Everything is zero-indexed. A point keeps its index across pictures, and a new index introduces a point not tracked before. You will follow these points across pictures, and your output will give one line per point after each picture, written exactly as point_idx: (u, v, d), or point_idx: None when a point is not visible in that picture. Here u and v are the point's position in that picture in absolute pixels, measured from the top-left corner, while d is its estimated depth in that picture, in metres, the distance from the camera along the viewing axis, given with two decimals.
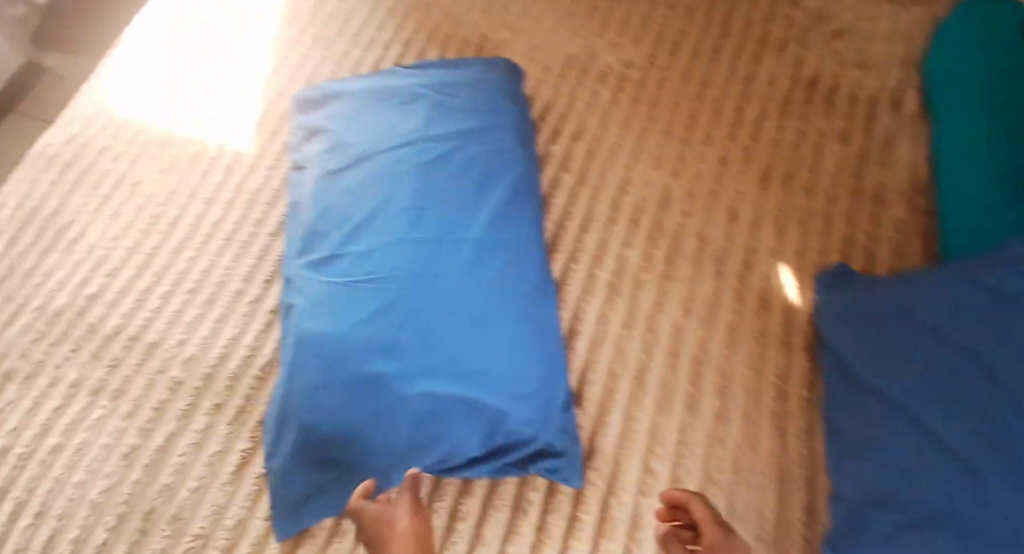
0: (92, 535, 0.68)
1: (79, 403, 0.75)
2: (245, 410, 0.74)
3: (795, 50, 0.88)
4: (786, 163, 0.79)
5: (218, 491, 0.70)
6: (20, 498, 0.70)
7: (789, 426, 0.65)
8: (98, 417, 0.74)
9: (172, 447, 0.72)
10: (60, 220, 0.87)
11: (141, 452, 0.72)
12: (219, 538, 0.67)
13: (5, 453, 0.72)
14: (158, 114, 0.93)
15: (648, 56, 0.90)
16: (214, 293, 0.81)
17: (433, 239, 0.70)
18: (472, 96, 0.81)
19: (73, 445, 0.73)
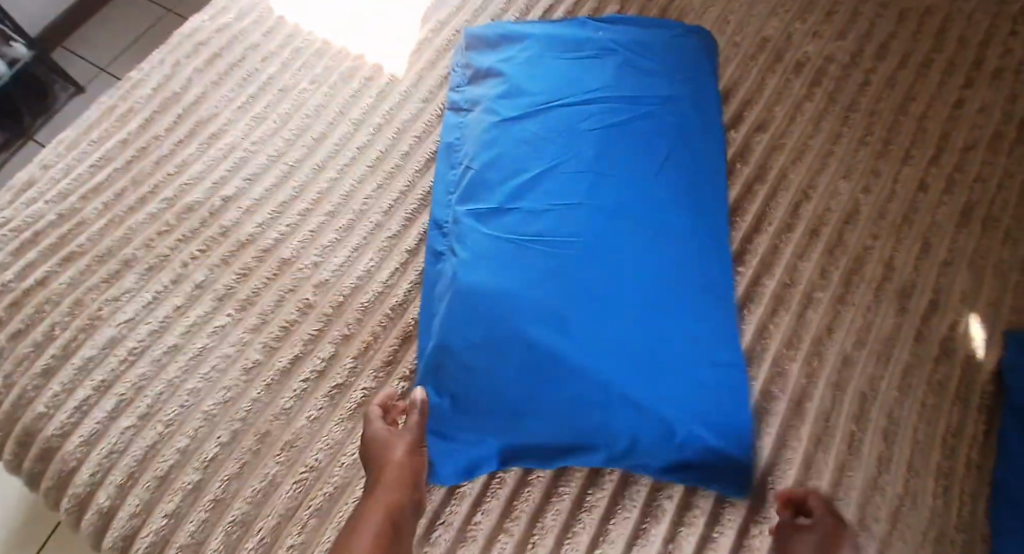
0: (204, 447, 0.67)
1: (203, 306, 0.74)
2: (371, 346, 0.71)
3: (1014, 80, 0.80)
4: (990, 203, 0.73)
5: (336, 427, 0.67)
6: (125, 396, 0.69)
7: (956, 487, 0.60)
8: (223, 324, 0.73)
9: (297, 369, 0.70)
10: (202, 111, 0.84)
11: (264, 369, 0.70)
12: (333, 476, 0.65)
13: (118, 345, 0.71)
14: (318, 21, 0.90)
15: (849, 55, 0.82)
16: (353, 220, 0.77)
17: (614, 210, 0.65)
18: (665, 62, 0.75)
19: (192, 349, 0.71)
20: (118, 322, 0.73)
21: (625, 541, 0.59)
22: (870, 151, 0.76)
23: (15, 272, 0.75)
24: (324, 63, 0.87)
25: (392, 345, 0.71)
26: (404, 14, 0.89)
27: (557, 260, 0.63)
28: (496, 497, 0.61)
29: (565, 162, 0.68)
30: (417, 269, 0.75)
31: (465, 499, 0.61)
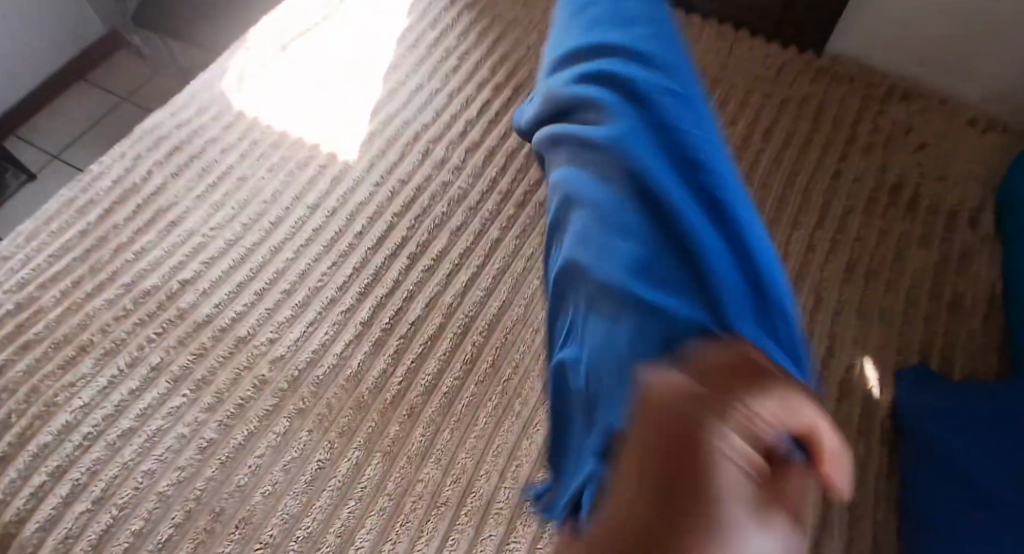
0: (159, 528, 0.69)
1: (158, 389, 0.77)
2: (325, 419, 0.76)
3: (881, 155, 0.94)
4: (870, 259, 0.85)
5: (292, 499, 0.71)
6: (80, 480, 0.71)
7: (860, 510, 0.69)
8: (177, 406, 0.76)
9: (252, 446, 0.74)
10: (161, 201, 0.90)
11: (218, 447, 0.74)
12: (289, 549, 0.68)
13: (71, 432, 0.74)
14: (273, 112, 0.97)
15: (743, 137, 0.96)
16: (309, 297, 0.83)
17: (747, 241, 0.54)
18: None
19: (147, 431, 0.74)
20: (74, 407, 0.75)
21: None
22: (767, 219, 0.88)
23: None
24: (280, 152, 0.94)
25: (346, 416, 0.76)
26: (356, 105, 0.97)
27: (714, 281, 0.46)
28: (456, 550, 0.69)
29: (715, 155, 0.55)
30: (370, 340, 0.80)
31: None
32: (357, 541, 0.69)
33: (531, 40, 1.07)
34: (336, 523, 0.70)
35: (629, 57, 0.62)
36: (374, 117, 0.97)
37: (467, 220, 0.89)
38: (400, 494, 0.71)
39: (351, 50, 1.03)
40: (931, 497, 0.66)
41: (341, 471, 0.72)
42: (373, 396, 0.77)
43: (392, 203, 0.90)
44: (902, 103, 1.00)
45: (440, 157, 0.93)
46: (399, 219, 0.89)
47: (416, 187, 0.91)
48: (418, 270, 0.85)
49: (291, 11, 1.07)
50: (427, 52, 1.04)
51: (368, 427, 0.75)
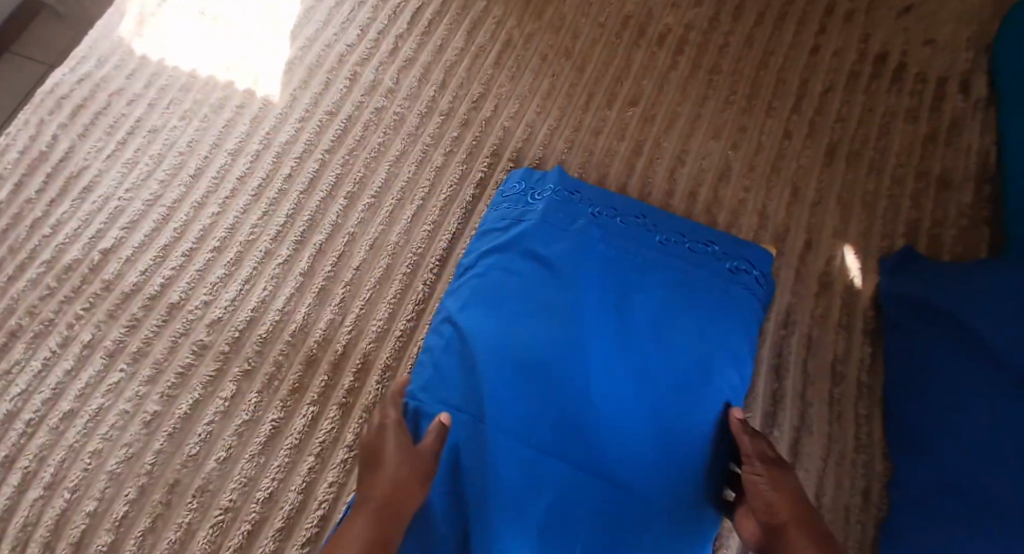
0: (114, 506, 0.67)
1: (94, 366, 0.73)
2: (275, 379, 0.72)
3: (863, 23, 0.84)
4: (852, 140, 0.77)
5: (247, 462, 0.68)
6: (31, 467, 0.69)
7: (844, 407, 0.66)
8: (116, 381, 0.72)
9: (198, 416, 0.71)
10: (71, 166, 0.82)
11: (164, 419, 0.71)
12: (251, 512, 0.66)
13: (15, 419, 0.71)
14: (180, 50, 0.86)
15: (710, 19, 0.85)
16: (241, 253, 0.77)
17: None
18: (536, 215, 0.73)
19: (90, 410, 0.71)
20: (12, 395, 0.72)
21: None
22: (737, 109, 0.79)
23: None
24: (193, 96, 0.84)
25: (296, 373, 0.72)
26: (272, 34, 0.87)
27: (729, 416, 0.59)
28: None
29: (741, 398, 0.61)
30: (313, 293, 0.75)
31: None
32: (318, 496, 0.67)
33: None
34: (296, 480, 0.67)
35: (676, 279, 0.64)
36: (294, 43, 0.86)
37: (408, 148, 0.80)
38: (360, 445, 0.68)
39: None
40: (906, 394, 0.62)
41: (297, 428, 0.69)
42: (322, 349, 0.72)
43: (321, 138, 0.81)
44: None
45: (372, 80, 0.84)
46: (331, 155, 0.80)
47: (348, 117, 0.82)
48: (358, 211, 0.78)
49: None
50: None
51: (320, 381, 0.71)
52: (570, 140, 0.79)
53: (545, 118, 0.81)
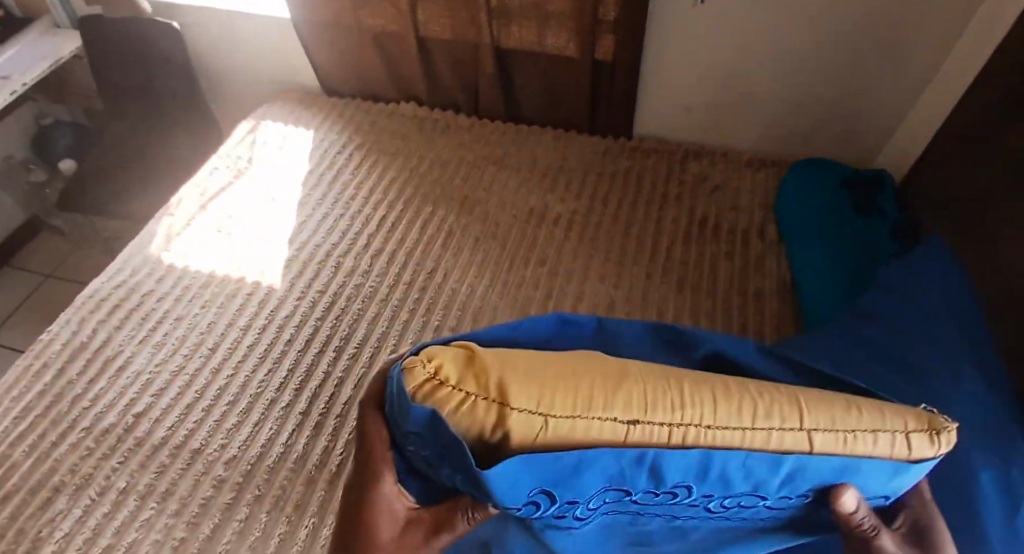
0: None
1: (128, 507, 0.85)
2: (282, 498, 0.85)
3: (689, 200, 1.23)
4: (693, 277, 1.11)
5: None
6: None
7: None
8: (147, 517, 0.84)
9: (218, 537, 0.82)
10: (108, 352, 1.02)
11: (189, 542, 0.81)
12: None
13: None
14: (197, 258, 1.14)
15: (586, 206, 1.23)
16: (252, 402, 0.95)
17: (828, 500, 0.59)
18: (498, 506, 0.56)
19: (124, 544, 0.82)
20: (57, 537, 0.83)
21: None
22: (613, 262, 1.13)
23: None
24: (211, 290, 1.10)
25: (299, 491, 0.85)
26: (272, 240, 1.17)
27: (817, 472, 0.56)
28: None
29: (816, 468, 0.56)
30: (310, 427, 0.92)
31: None
32: None
33: (412, 164, 1.32)
34: None
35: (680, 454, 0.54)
36: (289, 245, 1.16)
37: (382, 310, 1.07)
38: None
39: (263, 204, 1.23)
40: None
41: (301, 537, 0.81)
42: (320, 470, 0.87)
43: (314, 309, 1.06)
44: (696, 161, 1.31)
45: (351, 266, 1.13)
46: (324, 321, 1.05)
47: (335, 293, 1.09)
48: (344, 359, 1.00)
49: (208, 180, 1.26)
50: (327, 189, 1.26)
51: (318, 496, 0.84)
52: (500, 292, 1.09)
53: (481, 280, 1.11)
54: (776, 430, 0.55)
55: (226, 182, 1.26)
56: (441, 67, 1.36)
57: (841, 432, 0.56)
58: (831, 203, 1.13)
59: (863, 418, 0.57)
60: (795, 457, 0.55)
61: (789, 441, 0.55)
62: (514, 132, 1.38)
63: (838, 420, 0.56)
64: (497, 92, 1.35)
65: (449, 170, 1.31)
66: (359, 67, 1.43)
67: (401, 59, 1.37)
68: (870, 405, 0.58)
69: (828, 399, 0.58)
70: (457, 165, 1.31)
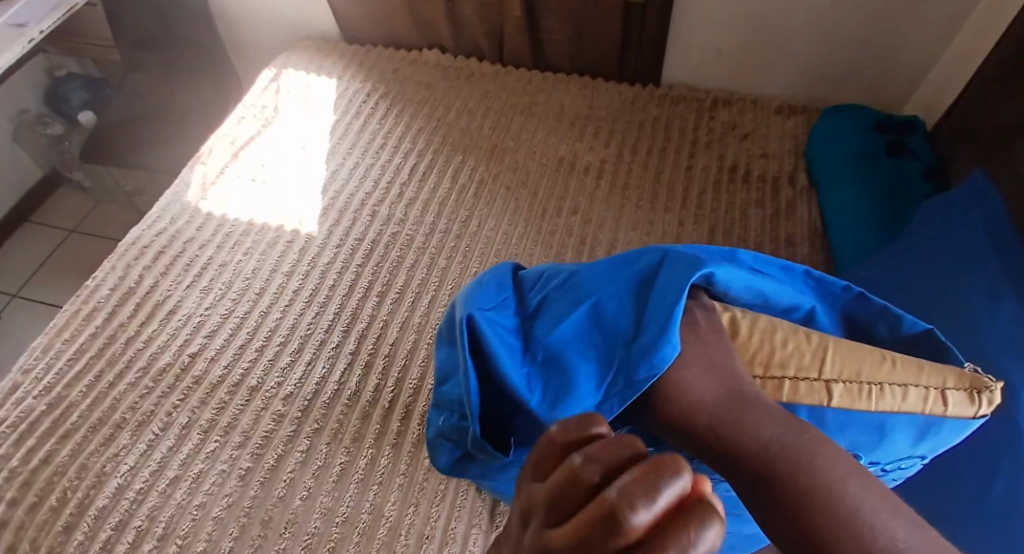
0: (220, 544, 0.81)
1: (192, 441, 0.90)
2: (340, 430, 0.90)
3: (718, 148, 1.25)
4: (722, 222, 1.13)
5: (326, 496, 0.84)
6: (142, 526, 0.83)
7: None
8: (213, 449, 0.89)
9: (282, 466, 0.87)
10: (155, 296, 1.04)
11: (255, 472, 0.86)
12: (333, 533, 0.81)
13: (125, 492, 0.85)
14: (234, 207, 1.15)
15: (618, 154, 1.24)
16: (303, 343, 0.99)
17: (907, 435, 0.58)
18: None
19: (192, 474, 0.87)
20: (122, 471, 0.87)
21: None
22: (646, 208, 1.15)
23: (18, 459, 0.89)
24: (251, 237, 1.11)
25: (356, 423, 0.90)
26: (306, 191, 1.18)
27: (858, 425, 0.57)
28: (460, 522, 0.81)
29: (849, 424, 0.57)
30: (360, 365, 0.97)
31: (442, 513, 0.82)
32: (386, 511, 0.82)
33: (440, 113, 1.32)
34: (367, 503, 0.83)
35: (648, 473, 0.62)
36: (325, 194, 1.17)
37: (419, 258, 1.09)
38: (413, 470, 0.86)
39: (297, 152, 1.23)
40: None
41: (361, 466, 0.86)
42: (374, 405, 0.92)
43: (354, 256, 1.09)
44: (724, 108, 1.32)
45: (387, 214, 1.15)
46: (363, 268, 1.08)
47: (373, 240, 1.11)
48: (388, 303, 1.04)
49: (241, 128, 1.26)
50: (356, 138, 1.27)
51: (375, 428, 0.90)
52: (534, 238, 1.12)
53: (516, 228, 1.13)
54: (789, 377, 0.58)
55: (257, 130, 1.26)
56: (467, 11, 1.35)
57: (864, 383, 0.57)
58: (867, 149, 1.15)
59: (894, 371, 0.58)
60: (811, 407, 0.57)
61: (805, 389, 0.57)
62: (543, 79, 1.37)
63: (864, 372, 0.57)
64: (523, 38, 1.35)
65: (478, 119, 1.31)
66: (381, 11, 1.41)
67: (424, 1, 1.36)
68: (907, 360, 0.59)
69: (861, 350, 0.59)
70: (485, 113, 1.32)
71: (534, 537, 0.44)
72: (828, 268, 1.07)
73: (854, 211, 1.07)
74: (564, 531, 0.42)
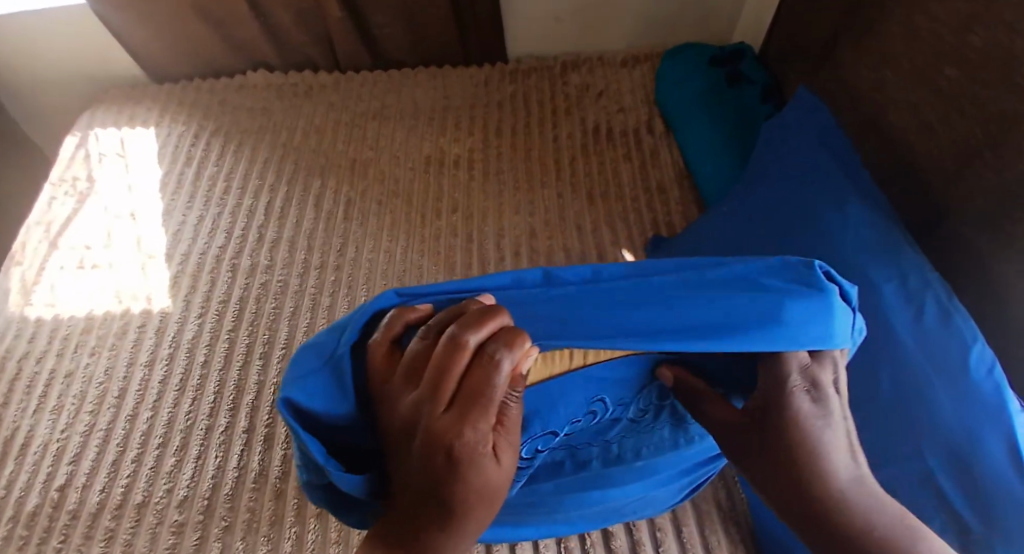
0: None
1: None
2: (253, 519, 0.80)
3: (578, 111, 1.21)
4: (600, 185, 1.10)
5: None
6: None
7: None
8: None
9: None
10: (2, 432, 0.88)
11: None
12: None
13: None
14: (68, 303, 0.99)
15: (480, 141, 1.18)
16: (185, 438, 0.87)
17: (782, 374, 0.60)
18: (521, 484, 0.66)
19: None
20: None
21: None
22: (522, 190, 1.10)
23: None
24: (96, 333, 0.97)
25: (269, 505, 0.81)
26: (149, 263, 1.04)
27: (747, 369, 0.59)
28: None
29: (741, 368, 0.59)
30: (259, 441, 0.86)
31: None
32: None
33: (282, 138, 1.20)
34: None
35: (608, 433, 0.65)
36: (173, 261, 1.04)
37: (299, 303, 0.99)
38: (346, 537, 0.78)
39: (127, 223, 1.08)
40: None
41: (287, 550, 0.77)
42: (284, 480, 0.83)
43: (223, 321, 0.97)
44: (575, 70, 1.29)
45: (251, 263, 1.04)
46: (237, 332, 0.97)
47: (241, 298, 1.00)
48: (275, 363, 0.93)
49: (54, 211, 1.09)
50: (194, 188, 1.13)
51: (293, 504, 0.81)
52: (416, 248, 1.04)
53: (397, 243, 1.05)
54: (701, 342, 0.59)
55: (74, 207, 1.10)
56: (283, 22, 1.23)
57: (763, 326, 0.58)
58: (709, 82, 1.15)
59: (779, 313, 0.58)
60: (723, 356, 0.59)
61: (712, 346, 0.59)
62: (385, 79, 1.28)
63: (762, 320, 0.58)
64: (352, 39, 1.24)
65: (326, 136, 1.20)
66: (184, 39, 1.25)
67: (233, 22, 1.22)
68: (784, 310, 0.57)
69: None
70: (334, 127, 1.21)
71: (424, 456, 0.47)
72: (702, 208, 1.07)
73: (711, 147, 1.06)
74: (447, 413, 0.46)
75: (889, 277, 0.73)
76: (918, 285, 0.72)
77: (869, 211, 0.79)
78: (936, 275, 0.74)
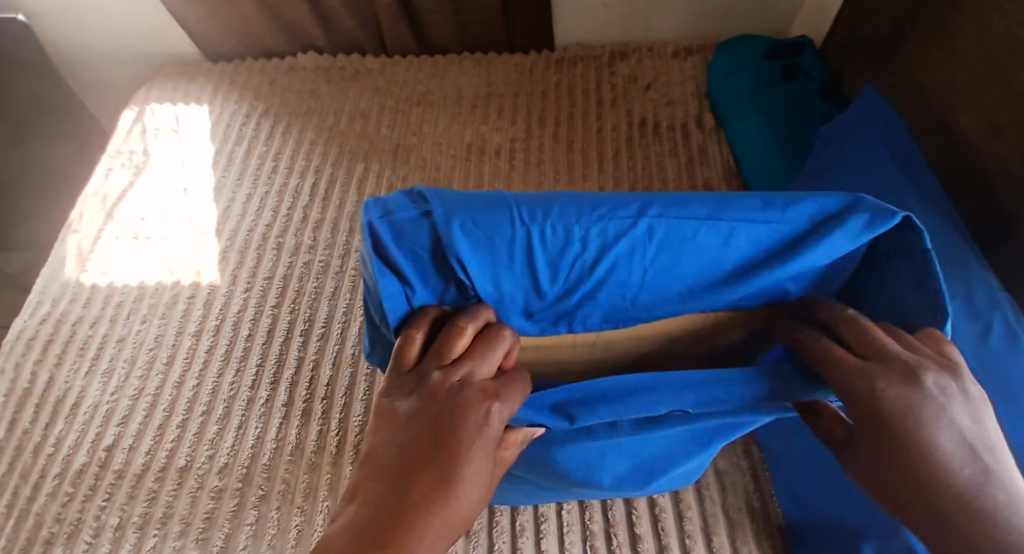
0: None
1: (131, 540, 0.80)
2: (288, 491, 0.82)
3: (624, 103, 1.20)
4: (643, 179, 1.09)
5: None
6: None
7: None
8: (153, 545, 0.79)
9: (233, 544, 0.79)
10: (55, 392, 0.92)
11: None
12: None
13: None
14: (120, 273, 1.03)
15: (524, 131, 1.18)
16: (228, 406, 0.90)
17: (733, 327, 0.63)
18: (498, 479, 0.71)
19: None
20: None
21: (532, 513, 0.79)
22: (563, 181, 1.10)
23: None
24: (147, 302, 1.01)
25: (305, 477, 0.83)
26: (197, 238, 1.07)
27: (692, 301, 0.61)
28: None
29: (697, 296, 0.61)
30: (298, 415, 0.89)
31: None
32: None
33: (330, 121, 1.22)
34: None
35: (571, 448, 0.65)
36: (220, 237, 1.07)
37: (339, 284, 1.01)
38: None
39: (178, 198, 1.12)
40: None
41: (320, 523, 0.79)
42: (321, 454, 0.85)
43: (267, 297, 1.00)
44: (623, 60, 1.27)
45: (295, 243, 1.06)
46: (280, 308, 0.99)
47: (284, 276, 1.02)
48: (314, 341, 0.96)
49: (111, 183, 1.13)
50: (243, 167, 1.16)
51: (327, 479, 0.83)
52: None
53: None
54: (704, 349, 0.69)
55: (129, 180, 1.14)
56: (333, 6, 1.24)
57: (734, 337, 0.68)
58: (761, 77, 1.12)
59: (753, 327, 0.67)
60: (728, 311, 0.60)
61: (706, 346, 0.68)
62: (431, 64, 1.29)
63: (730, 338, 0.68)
64: (400, 23, 1.25)
65: (372, 120, 1.22)
66: (238, 19, 1.28)
67: (284, 4, 1.24)
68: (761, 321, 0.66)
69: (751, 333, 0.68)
70: (380, 112, 1.23)
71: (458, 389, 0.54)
72: None
73: (761, 145, 1.04)
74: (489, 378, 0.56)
75: (953, 293, 0.71)
76: (984, 303, 0.70)
77: (928, 219, 0.76)
78: (1005, 293, 0.71)
